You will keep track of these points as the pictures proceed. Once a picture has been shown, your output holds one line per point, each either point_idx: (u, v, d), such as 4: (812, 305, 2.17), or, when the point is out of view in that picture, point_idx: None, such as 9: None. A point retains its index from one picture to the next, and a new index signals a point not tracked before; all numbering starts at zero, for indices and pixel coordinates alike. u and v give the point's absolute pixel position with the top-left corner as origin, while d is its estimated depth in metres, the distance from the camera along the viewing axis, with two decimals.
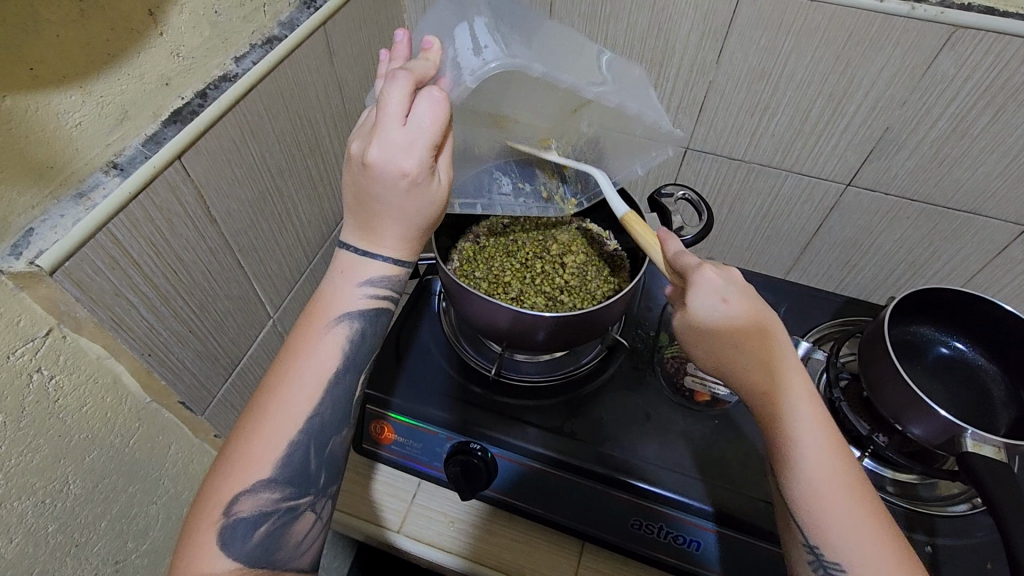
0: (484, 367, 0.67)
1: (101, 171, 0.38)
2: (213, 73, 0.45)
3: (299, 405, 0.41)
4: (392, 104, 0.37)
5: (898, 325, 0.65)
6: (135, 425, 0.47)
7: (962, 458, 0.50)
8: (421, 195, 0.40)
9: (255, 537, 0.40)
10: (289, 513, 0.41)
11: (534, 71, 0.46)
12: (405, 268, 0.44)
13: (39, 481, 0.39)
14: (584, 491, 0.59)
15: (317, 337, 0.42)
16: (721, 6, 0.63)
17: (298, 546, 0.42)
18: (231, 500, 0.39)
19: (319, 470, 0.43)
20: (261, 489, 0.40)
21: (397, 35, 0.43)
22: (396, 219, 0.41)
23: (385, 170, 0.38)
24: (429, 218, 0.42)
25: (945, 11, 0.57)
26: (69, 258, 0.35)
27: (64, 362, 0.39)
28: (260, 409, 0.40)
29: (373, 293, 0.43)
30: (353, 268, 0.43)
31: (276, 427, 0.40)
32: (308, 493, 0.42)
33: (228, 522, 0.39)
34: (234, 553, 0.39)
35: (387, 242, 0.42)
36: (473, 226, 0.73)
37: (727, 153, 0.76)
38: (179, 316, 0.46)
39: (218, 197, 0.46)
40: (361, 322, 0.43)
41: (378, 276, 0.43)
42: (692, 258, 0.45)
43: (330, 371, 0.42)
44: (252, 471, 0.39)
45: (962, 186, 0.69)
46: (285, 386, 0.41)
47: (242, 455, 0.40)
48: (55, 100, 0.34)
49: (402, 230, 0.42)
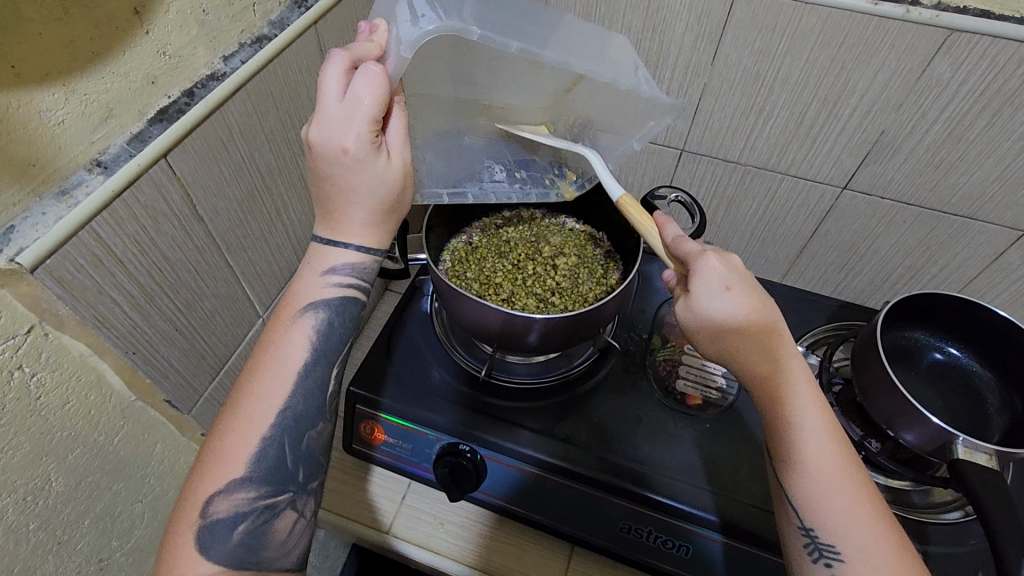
0: (475, 369, 0.67)
1: (85, 169, 0.38)
2: (201, 72, 0.45)
3: (269, 400, 0.41)
4: (328, 82, 0.38)
5: (892, 330, 0.65)
6: (119, 423, 0.47)
7: (953, 465, 0.50)
8: (373, 172, 0.40)
9: (234, 537, 0.39)
10: (269, 511, 0.41)
11: (472, 33, 0.44)
12: (372, 255, 0.44)
13: (20, 479, 0.39)
14: (574, 494, 0.59)
15: (283, 331, 0.42)
16: (715, 8, 0.63)
17: (283, 545, 0.42)
18: (207, 501, 0.39)
19: (297, 466, 0.42)
20: (237, 487, 0.40)
21: (359, 26, 0.45)
22: (355, 201, 0.41)
23: (325, 147, 0.39)
24: (390, 196, 0.42)
25: (941, 14, 0.57)
26: (49, 256, 0.35)
27: (46, 359, 0.39)
28: (231, 407, 0.41)
29: (339, 283, 0.43)
30: (316, 262, 0.43)
31: (248, 423, 0.40)
32: (287, 490, 0.42)
33: (205, 524, 0.39)
34: (213, 554, 0.38)
35: (351, 227, 0.43)
36: (466, 227, 0.73)
37: (722, 155, 0.76)
38: (165, 314, 0.46)
39: (205, 196, 0.46)
40: (328, 312, 0.43)
41: (341, 265, 0.43)
42: (693, 245, 0.46)
43: (298, 364, 0.42)
44: (226, 470, 0.39)
45: (959, 190, 0.69)
46: (254, 382, 0.41)
47: (216, 454, 0.40)
48: (38, 98, 0.34)
49: (365, 213, 0.42)
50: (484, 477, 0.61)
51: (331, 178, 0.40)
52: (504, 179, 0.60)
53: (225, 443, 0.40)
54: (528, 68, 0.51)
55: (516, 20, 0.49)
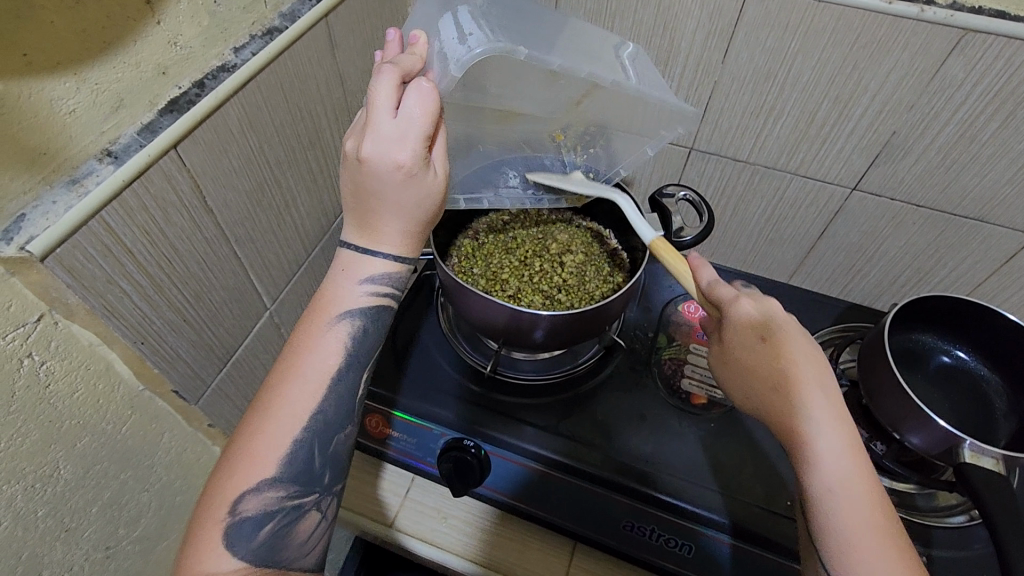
0: (480, 364, 0.67)
1: (96, 158, 0.38)
2: (212, 63, 0.45)
3: (301, 405, 0.41)
4: (382, 98, 0.38)
5: (899, 333, 0.64)
6: (127, 412, 0.47)
7: (959, 468, 0.50)
8: (420, 190, 0.40)
9: (260, 537, 0.39)
10: (294, 512, 0.41)
11: (519, 53, 0.46)
12: (406, 265, 0.44)
13: (29, 466, 0.39)
14: (579, 492, 0.59)
15: (317, 335, 0.42)
16: (726, 5, 0.62)
17: (303, 546, 0.42)
18: (236, 499, 0.39)
19: (324, 467, 0.42)
20: (266, 487, 0.40)
21: (389, 32, 0.45)
22: (395, 217, 0.41)
23: (378, 164, 0.38)
24: (429, 213, 0.42)
25: (955, 14, 0.56)
26: (60, 244, 0.35)
27: (55, 348, 0.39)
28: (262, 407, 0.41)
29: (375, 291, 0.43)
30: (354, 268, 0.43)
31: (280, 427, 0.40)
32: (313, 491, 0.42)
33: (234, 522, 0.39)
34: (240, 552, 0.38)
35: (386, 240, 0.42)
36: (473, 223, 0.73)
37: (731, 154, 0.76)
38: (173, 304, 0.46)
39: (215, 187, 0.46)
40: (363, 319, 0.43)
41: (379, 274, 0.43)
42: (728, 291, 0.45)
43: (331, 369, 0.42)
44: (256, 469, 0.39)
45: (969, 193, 0.68)
46: (286, 385, 0.41)
47: (245, 454, 0.40)
48: (50, 87, 0.34)
49: (403, 226, 0.42)
50: (489, 472, 0.61)
51: (376, 194, 0.40)
52: (516, 184, 0.59)
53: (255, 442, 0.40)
54: (540, 77, 0.52)
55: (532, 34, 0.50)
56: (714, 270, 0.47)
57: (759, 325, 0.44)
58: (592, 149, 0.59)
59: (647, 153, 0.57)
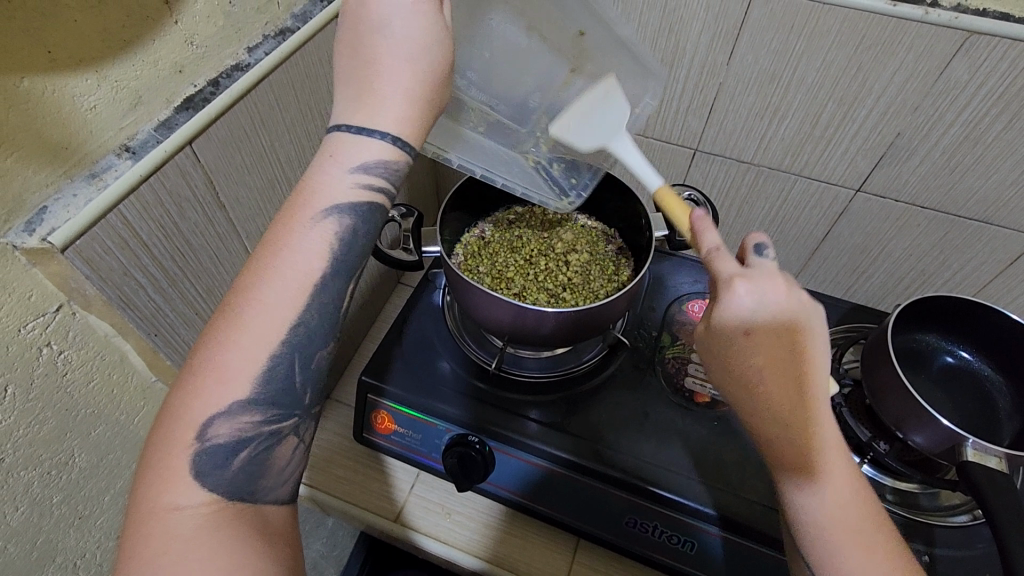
0: (485, 361, 0.68)
1: (113, 153, 0.39)
2: (226, 62, 0.46)
3: (277, 309, 0.36)
4: None
5: (903, 332, 0.64)
6: (140, 403, 0.48)
7: (963, 467, 0.50)
8: (424, 24, 0.39)
9: (232, 465, 0.35)
10: (272, 438, 0.37)
11: None
12: (406, 154, 0.39)
13: (45, 453, 0.41)
14: (583, 487, 0.60)
15: (299, 228, 0.37)
16: (732, 8, 0.63)
17: (281, 475, 0.38)
18: (204, 423, 0.34)
19: (304, 389, 0.38)
20: (238, 411, 0.35)
21: None
22: (402, 63, 0.38)
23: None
24: (437, 67, 0.39)
25: (959, 16, 0.57)
26: (80, 236, 0.36)
27: (72, 337, 0.40)
28: (231, 313, 0.35)
29: (367, 182, 0.38)
30: (345, 152, 0.38)
31: (253, 336, 0.35)
32: (293, 416, 0.38)
33: (203, 449, 0.34)
34: (211, 482, 0.34)
35: (389, 111, 0.38)
36: (479, 221, 0.74)
37: (736, 156, 0.76)
38: (186, 298, 0.47)
39: (227, 184, 0.47)
40: (353, 218, 0.38)
41: (374, 161, 0.38)
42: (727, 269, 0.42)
43: (316, 275, 0.37)
44: (226, 389, 0.35)
45: (974, 195, 0.69)
46: (260, 286, 0.36)
47: (210, 372, 0.35)
48: (71, 83, 0.35)
49: (407, 84, 0.39)
50: (492, 469, 0.62)
51: (381, 28, 0.38)
52: (503, 170, 0.55)
53: (222, 359, 0.35)
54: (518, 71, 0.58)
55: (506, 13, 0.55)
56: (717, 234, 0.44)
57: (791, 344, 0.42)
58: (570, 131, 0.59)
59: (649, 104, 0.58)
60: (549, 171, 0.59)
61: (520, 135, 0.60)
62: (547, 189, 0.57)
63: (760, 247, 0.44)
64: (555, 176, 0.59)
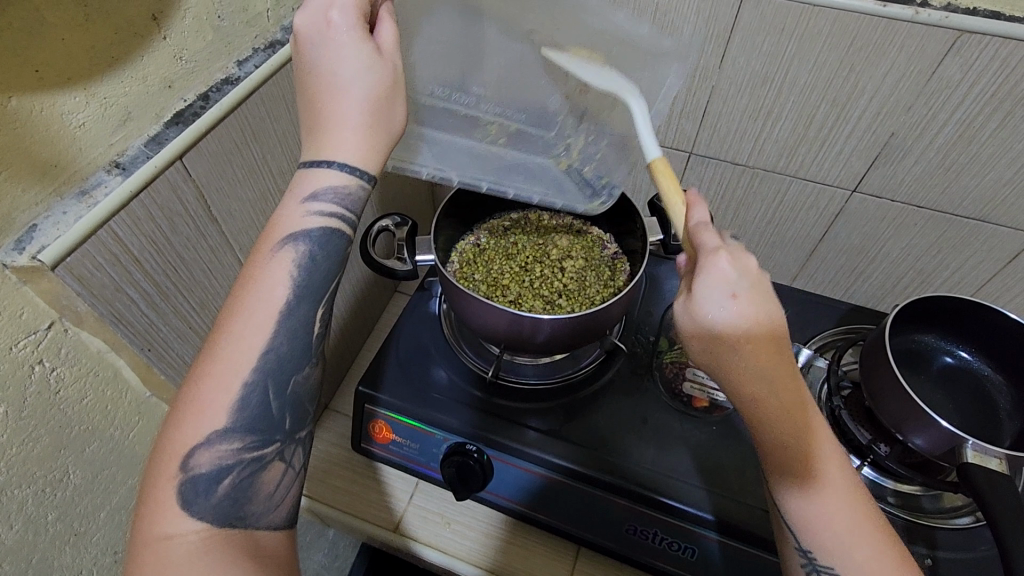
0: (482, 369, 0.68)
1: (104, 170, 0.39)
2: (216, 76, 0.46)
3: (245, 338, 0.36)
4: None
5: (902, 333, 0.64)
6: (134, 418, 0.48)
7: (963, 469, 0.50)
8: (361, 50, 0.40)
9: (219, 492, 0.36)
10: (256, 464, 0.37)
11: None
12: (360, 180, 0.40)
13: (40, 470, 0.40)
14: (581, 495, 0.59)
15: (262, 264, 0.38)
16: (722, 11, 0.63)
17: (270, 499, 0.38)
18: (187, 453, 0.35)
19: (283, 414, 0.38)
20: (218, 439, 0.36)
21: None
22: (349, 93, 0.39)
23: (318, 39, 0.39)
24: (381, 88, 0.40)
25: (950, 15, 0.57)
26: (70, 253, 0.36)
27: (65, 354, 0.40)
28: (205, 351, 0.37)
29: (326, 211, 0.40)
30: (300, 187, 0.40)
31: (224, 367, 0.36)
32: (274, 440, 0.38)
33: (188, 479, 0.35)
34: (197, 510, 0.35)
35: (343, 142, 0.40)
36: (474, 229, 0.73)
37: (730, 158, 0.76)
38: (180, 312, 0.47)
39: (219, 197, 0.47)
40: (310, 245, 0.39)
41: (328, 189, 0.39)
42: (712, 239, 0.41)
43: (280, 302, 0.38)
44: (203, 418, 0.35)
45: (970, 193, 0.68)
46: (228, 320, 0.37)
47: (190, 405, 0.36)
48: (59, 101, 0.36)
49: (360, 109, 0.40)
50: (491, 478, 0.62)
51: (324, 67, 0.39)
52: (523, 180, 0.58)
53: (197, 392, 0.35)
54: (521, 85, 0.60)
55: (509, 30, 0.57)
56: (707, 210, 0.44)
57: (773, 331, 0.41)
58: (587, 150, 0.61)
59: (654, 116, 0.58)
60: (581, 174, 0.61)
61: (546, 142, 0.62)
62: (577, 194, 0.60)
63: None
64: (588, 177, 0.61)
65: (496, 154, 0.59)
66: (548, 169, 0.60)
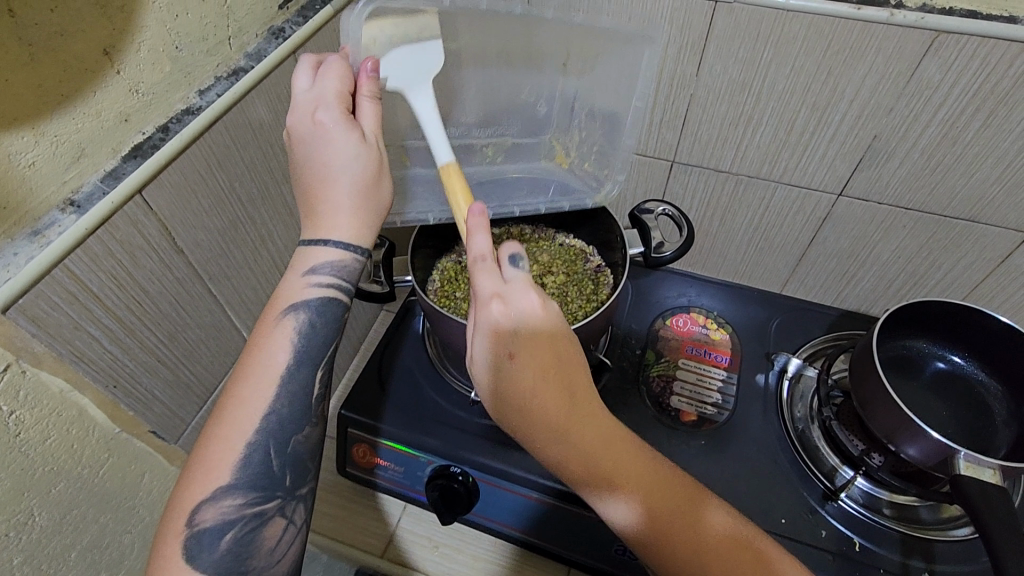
0: (466, 390, 0.67)
1: (57, 209, 0.39)
2: (176, 107, 0.45)
3: (252, 402, 0.40)
4: (299, 84, 0.43)
5: (892, 338, 0.63)
6: (104, 455, 0.47)
7: (956, 482, 0.48)
8: (348, 140, 0.42)
9: (222, 546, 0.38)
10: (257, 519, 0.40)
11: None
12: (355, 253, 0.44)
13: (2, 515, 0.40)
14: (567, 516, 0.58)
15: (266, 333, 0.42)
16: (696, 19, 0.62)
17: (272, 554, 0.41)
18: (193, 510, 0.38)
19: (284, 471, 0.42)
20: (222, 496, 0.39)
21: (299, 63, 0.44)
22: (339, 179, 0.42)
23: (308, 138, 0.42)
24: (369, 173, 0.43)
25: (926, 16, 0.56)
26: (22, 295, 0.36)
27: (24, 397, 0.39)
28: (217, 413, 0.40)
29: (325, 281, 0.43)
30: (302, 261, 0.43)
31: (231, 429, 0.39)
32: (275, 496, 0.41)
33: (193, 534, 0.38)
34: (202, 564, 0.38)
35: (338, 222, 0.43)
36: (455, 246, 0.73)
37: (713, 166, 0.75)
38: (147, 346, 0.47)
39: (184, 229, 0.47)
40: (309, 313, 0.43)
41: (327, 263, 0.43)
42: (486, 288, 0.41)
43: (281, 367, 0.42)
44: (209, 477, 0.39)
45: (958, 194, 0.67)
46: (237, 385, 0.41)
47: (200, 463, 0.39)
48: (8, 141, 0.35)
49: (351, 196, 0.43)
50: (476, 499, 0.61)
51: (314, 162, 0.42)
52: (527, 193, 0.63)
53: (207, 451, 0.39)
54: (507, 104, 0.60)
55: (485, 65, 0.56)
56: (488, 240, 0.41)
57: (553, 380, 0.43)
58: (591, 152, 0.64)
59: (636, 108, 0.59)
60: (583, 170, 0.65)
61: (540, 146, 0.65)
62: (583, 190, 0.65)
63: (514, 259, 0.42)
64: (591, 170, 0.65)
65: (497, 174, 0.63)
66: (551, 180, 0.65)
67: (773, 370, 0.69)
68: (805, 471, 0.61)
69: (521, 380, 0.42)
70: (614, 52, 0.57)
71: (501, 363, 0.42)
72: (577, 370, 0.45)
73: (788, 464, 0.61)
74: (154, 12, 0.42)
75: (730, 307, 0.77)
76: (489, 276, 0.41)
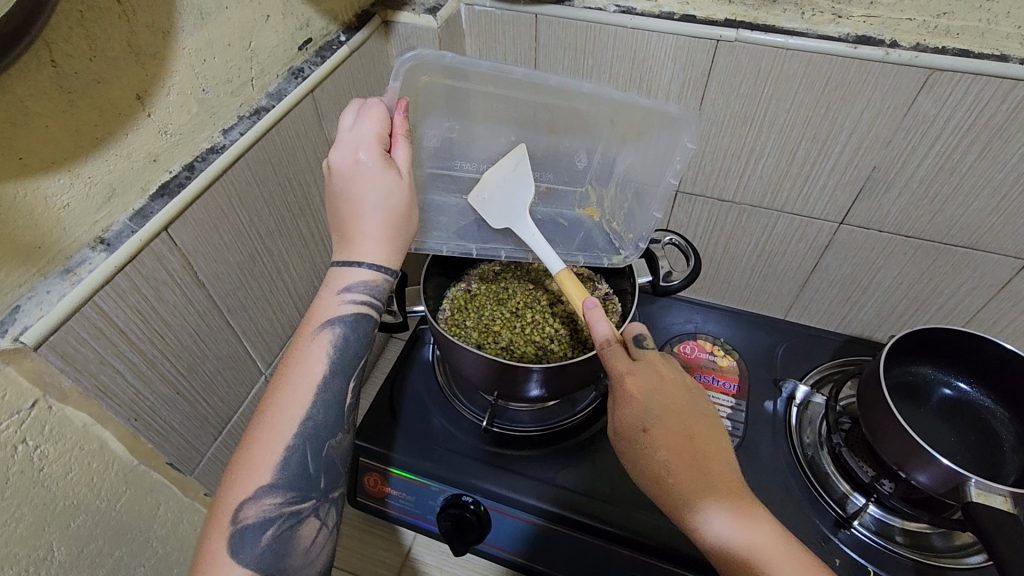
0: (478, 418, 0.67)
1: (89, 247, 0.40)
2: (201, 146, 0.47)
3: (291, 409, 0.41)
4: (344, 123, 0.45)
5: (897, 366, 0.63)
6: (122, 488, 0.47)
7: (968, 509, 0.49)
8: (384, 178, 0.44)
9: (263, 542, 0.39)
10: (294, 518, 0.41)
11: (441, 54, 0.51)
12: (385, 275, 0.45)
13: (23, 550, 0.39)
14: (582, 546, 0.58)
15: (303, 344, 0.43)
16: (699, 56, 0.65)
17: (308, 553, 0.42)
18: (236, 507, 0.39)
19: (319, 474, 0.42)
20: (262, 495, 0.39)
21: (348, 106, 0.47)
22: (370, 213, 0.43)
23: (346, 176, 0.44)
24: (399, 206, 0.45)
25: (920, 55, 0.58)
26: (53, 332, 0.37)
27: (49, 432, 0.39)
28: (261, 417, 0.41)
29: (360, 297, 0.44)
30: (336, 279, 0.44)
31: (273, 432, 0.40)
32: (311, 497, 0.42)
33: (237, 531, 0.39)
34: (244, 560, 0.38)
35: (367, 248, 0.44)
36: (464, 274, 0.73)
37: (716, 195, 0.77)
38: (167, 378, 0.47)
39: (207, 262, 0.48)
40: (344, 327, 0.43)
41: (360, 281, 0.43)
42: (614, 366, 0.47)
43: (318, 377, 0.42)
44: (251, 478, 0.39)
45: (957, 222, 0.68)
46: (278, 392, 0.41)
47: (243, 464, 0.40)
48: (44, 184, 0.36)
49: (382, 228, 0.44)
50: (488, 531, 0.60)
51: (350, 196, 0.44)
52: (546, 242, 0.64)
53: (252, 453, 0.40)
54: (549, 154, 0.62)
55: (539, 118, 0.59)
56: (602, 322, 0.49)
57: (671, 429, 0.45)
58: (625, 207, 0.64)
59: (670, 183, 0.59)
60: (610, 226, 0.66)
61: (574, 195, 0.66)
62: (602, 248, 0.65)
63: (638, 337, 0.51)
64: (617, 230, 0.65)
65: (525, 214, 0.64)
66: (578, 230, 0.66)
67: (779, 397, 0.70)
68: (815, 498, 0.61)
69: (653, 452, 0.45)
70: (661, 134, 0.58)
71: (636, 435, 0.46)
72: (700, 420, 0.47)
73: (799, 491, 0.62)
74: (184, 58, 0.44)
75: (736, 332, 0.78)
76: (610, 350, 0.48)
